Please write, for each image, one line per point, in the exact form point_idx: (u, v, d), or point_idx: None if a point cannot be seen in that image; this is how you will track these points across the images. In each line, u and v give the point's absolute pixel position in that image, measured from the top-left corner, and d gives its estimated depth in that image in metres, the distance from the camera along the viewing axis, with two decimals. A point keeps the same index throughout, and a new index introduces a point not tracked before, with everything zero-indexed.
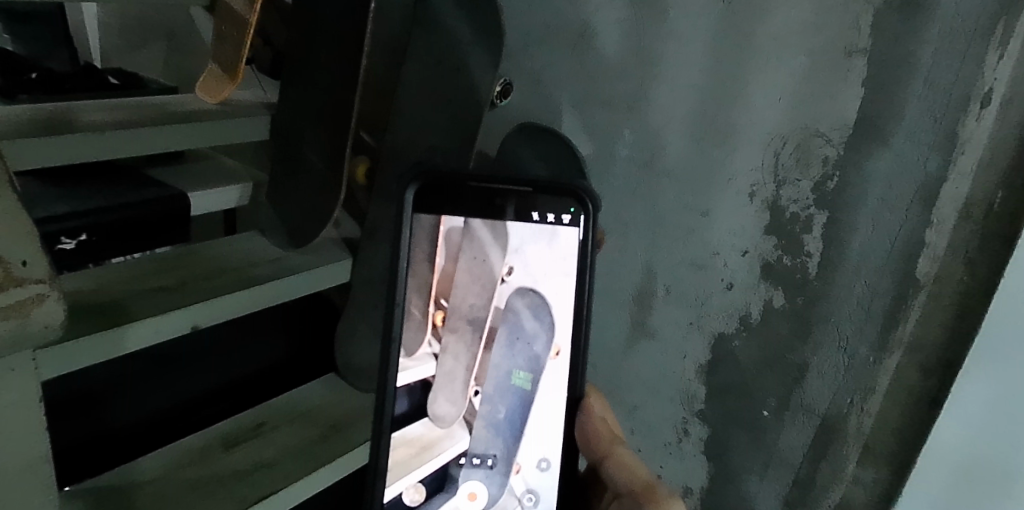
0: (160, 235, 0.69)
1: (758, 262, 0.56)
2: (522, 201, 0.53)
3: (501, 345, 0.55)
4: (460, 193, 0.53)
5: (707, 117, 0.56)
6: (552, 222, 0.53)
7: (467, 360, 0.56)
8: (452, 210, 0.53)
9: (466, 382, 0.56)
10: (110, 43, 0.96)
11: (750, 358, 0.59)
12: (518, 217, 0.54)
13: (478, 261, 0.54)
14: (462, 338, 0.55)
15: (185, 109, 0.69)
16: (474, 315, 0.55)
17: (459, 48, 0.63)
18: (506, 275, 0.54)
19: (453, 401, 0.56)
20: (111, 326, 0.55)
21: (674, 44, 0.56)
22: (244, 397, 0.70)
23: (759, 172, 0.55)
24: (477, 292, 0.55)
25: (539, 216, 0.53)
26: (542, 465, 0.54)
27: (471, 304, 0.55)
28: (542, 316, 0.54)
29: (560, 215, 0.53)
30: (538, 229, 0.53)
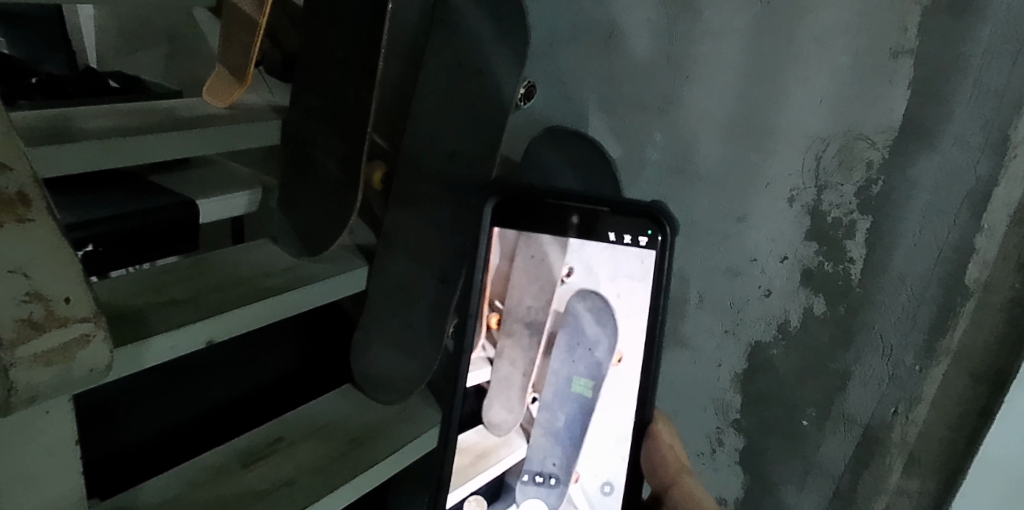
0: (168, 244, 0.66)
1: (797, 269, 0.55)
2: (595, 222, 0.57)
3: (561, 350, 0.58)
4: (538, 211, 0.57)
5: (744, 120, 0.54)
6: (627, 242, 0.56)
7: (526, 367, 0.59)
8: (531, 226, 0.56)
9: (523, 388, 0.59)
10: (108, 45, 0.92)
11: (789, 367, 0.57)
12: (594, 235, 0.57)
13: (536, 260, 0.57)
14: (518, 343, 0.59)
15: (192, 113, 0.66)
16: (531, 318, 0.58)
17: (481, 49, 0.60)
18: (566, 276, 0.57)
19: (510, 409, 0.59)
20: (128, 343, 0.52)
21: (708, 45, 0.55)
22: (267, 405, 0.67)
23: (799, 176, 0.53)
24: (534, 295, 0.58)
25: (614, 236, 0.56)
26: (606, 487, 0.58)
27: (528, 306, 0.58)
28: (604, 321, 0.57)
29: (636, 236, 0.56)
30: (610, 246, 0.56)
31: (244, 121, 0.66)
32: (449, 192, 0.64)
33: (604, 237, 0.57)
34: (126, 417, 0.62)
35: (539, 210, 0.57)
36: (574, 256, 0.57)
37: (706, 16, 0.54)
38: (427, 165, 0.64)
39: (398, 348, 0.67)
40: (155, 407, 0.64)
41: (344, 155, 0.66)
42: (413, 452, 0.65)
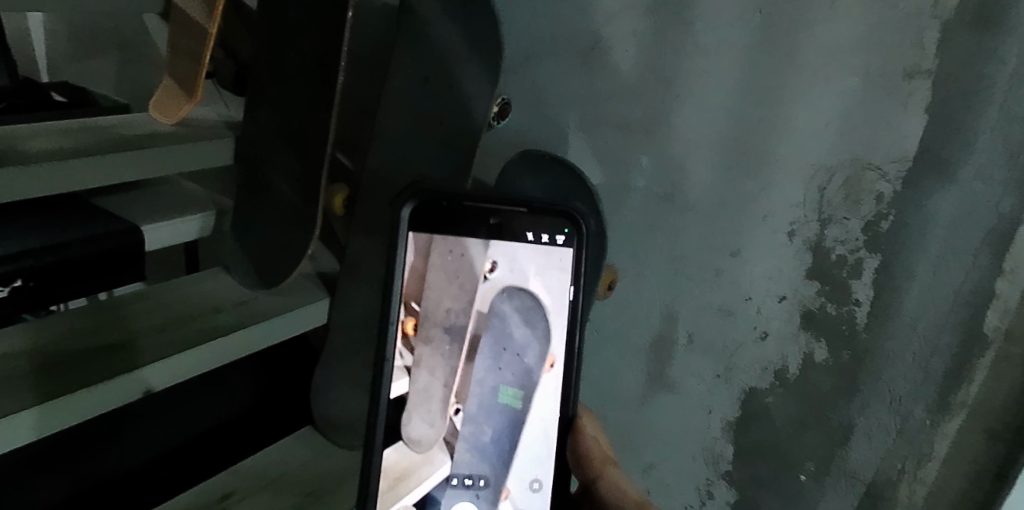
0: (111, 275, 0.60)
1: (797, 311, 0.50)
2: (509, 220, 0.46)
3: (485, 356, 0.46)
4: (451, 212, 0.46)
5: (739, 145, 0.49)
6: (544, 243, 0.46)
7: (447, 376, 0.47)
8: (440, 231, 0.46)
9: (444, 400, 0.47)
10: (58, 52, 0.86)
11: (786, 417, 0.52)
12: (508, 235, 0.46)
13: (455, 257, 0.46)
14: (437, 349, 0.47)
15: (136, 132, 0.60)
16: (451, 322, 0.47)
17: (450, 62, 0.55)
18: (489, 272, 0.46)
19: (431, 423, 0.48)
20: (58, 398, 0.47)
21: (700, 59, 0.49)
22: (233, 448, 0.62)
23: (801, 208, 0.48)
24: (454, 294, 0.47)
25: (532, 237, 0.46)
26: (534, 485, 0.47)
27: (447, 309, 0.47)
28: (536, 323, 0.46)
29: (554, 235, 0.46)
30: (527, 248, 0.46)
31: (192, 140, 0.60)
32: None
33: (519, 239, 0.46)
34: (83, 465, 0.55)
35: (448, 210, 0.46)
36: (499, 248, 0.46)
37: (698, 27, 0.48)
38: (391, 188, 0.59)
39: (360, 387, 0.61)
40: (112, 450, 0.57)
41: (301, 178, 0.60)
42: None
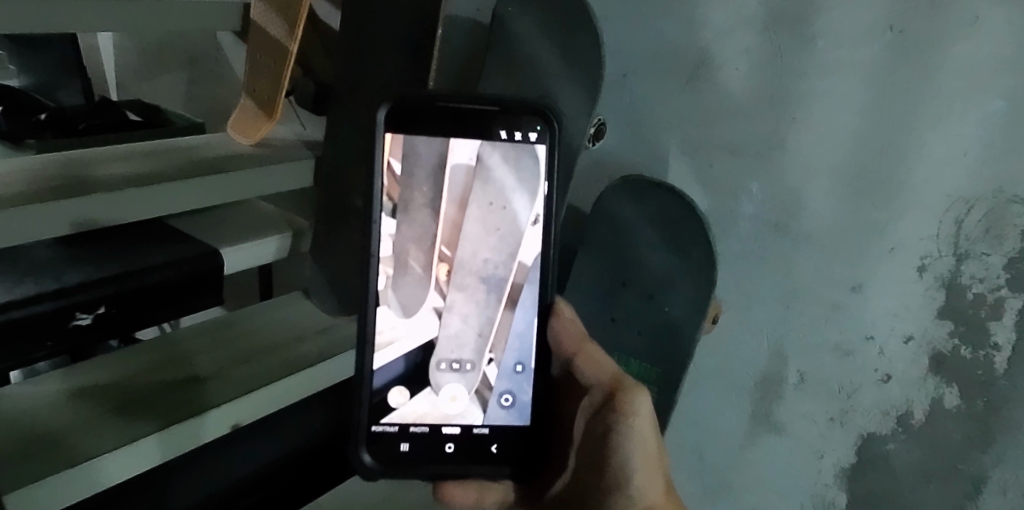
0: (191, 301, 0.57)
1: (926, 352, 0.47)
2: (481, 119, 0.41)
3: (525, 308, 0.42)
4: (425, 111, 0.41)
5: (866, 172, 0.46)
6: (516, 141, 0.41)
7: (482, 325, 0.42)
8: (420, 131, 0.41)
9: (477, 351, 0.43)
10: (127, 72, 0.86)
11: (910, 466, 0.48)
12: (482, 133, 0.41)
13: (497, 210, 0.41)
14: (473, 297, 0.42)
15: (216, 154, 0.58)
16: (489, 273, 0.42)
17: (543, 79, 0.52)
18: (533, 224, 0.41)
19: (462, 373, 0.42)
20: (140, 437, 0.45)
21: (820, 77, 0.46)
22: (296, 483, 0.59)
23: (933, 241, 0.45)
24: (493, 246, 0.42)
25: (507, 135, 0.41)
26: (517, 369, 0.42)
27: (484, 259, 0.42)
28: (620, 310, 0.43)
29: (526, 133, 0.41)
30: (506, 154, 0.41)
31: (270, 163, 0.58)
32: None
33: (494, 139, 0.41)
34: (166, 485, 0.53)
35: (422, 112, 0.41)
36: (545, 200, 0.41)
37: (819, 46, 0.46)
38: None
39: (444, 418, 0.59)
40: (184, 480, 0.54)
41: None
42: None
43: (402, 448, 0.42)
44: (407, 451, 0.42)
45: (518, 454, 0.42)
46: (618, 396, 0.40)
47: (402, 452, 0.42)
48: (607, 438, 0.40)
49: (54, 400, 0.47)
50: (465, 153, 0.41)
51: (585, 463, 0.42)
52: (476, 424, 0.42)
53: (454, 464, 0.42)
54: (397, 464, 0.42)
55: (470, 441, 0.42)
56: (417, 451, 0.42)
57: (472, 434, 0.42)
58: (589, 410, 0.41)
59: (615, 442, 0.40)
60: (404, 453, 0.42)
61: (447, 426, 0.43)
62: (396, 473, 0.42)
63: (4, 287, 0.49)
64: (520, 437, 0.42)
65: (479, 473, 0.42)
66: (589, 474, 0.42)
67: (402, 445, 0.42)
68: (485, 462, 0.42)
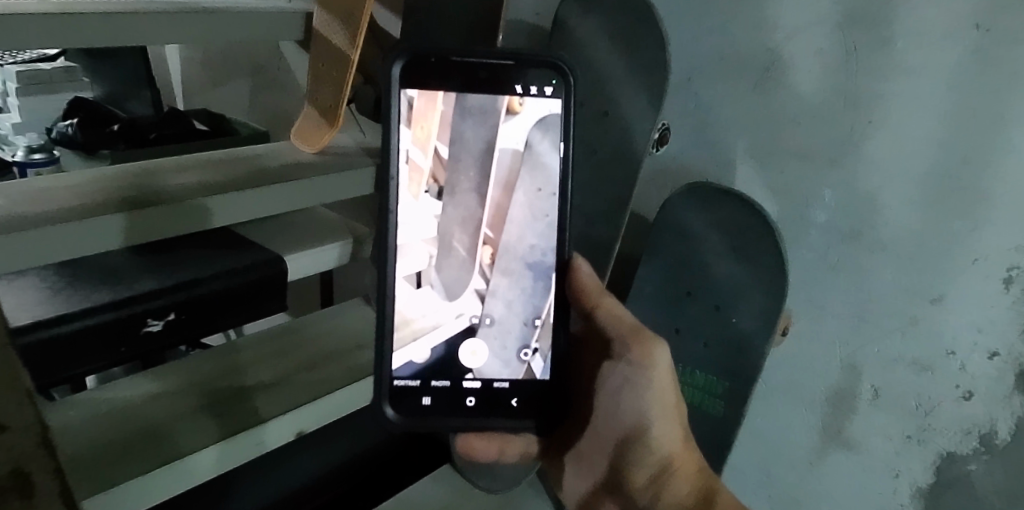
0: (255, 307, 0.58)
1: (1012, 370, 0.44)
2: (496, 74, 0.41)
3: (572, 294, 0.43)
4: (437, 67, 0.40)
5: (947, 178, 0.44)
6: (535, 96, 0.41)
7: (528, 314, 0.43)
8: (439, 86, 0.40)
9: (522, 339, 0.43)
10: (194, 80, 0.88)
11: (993, 488, 0.46)
12: (499, 88, 0.41)
13: (545, 195, 0.42)
14: (518, 284, 0.43)
15: (278, 162, 0.59)
16: (536, 259, 0.43)
17: (607, 84, 0.51)
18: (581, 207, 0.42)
19: (504, 361, 0.43)
20: (214, 442, 0.46)
21: (898, 79, 0.45)
22: (366, 482, 0.62)
23: (1021, 252, 0.43)
24: (540, 231, 0.42)
25: (524, 89, 0.41)
26: (536, 323, 0.43)
27: (531, 245, 0.42)
28: None
29: (543, 88, 0.41)
30: (546, 131, 0.41)
31: (330, 171, 0.58)
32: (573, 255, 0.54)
33: (509, 93, 0.41)
34: (228, 483, 0.54)
35: (436, 68, 0.40)
36: None
37: (898, 46, 0.44)
38: None
39: None
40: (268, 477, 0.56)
41: None
42: None
43: (424, 402, 0.43)
44: (429, 404, 0.43)
45: (537, 408, 0.43)
46: (638, 347, 0.43)
47: (425, 405, 0.42)
48: (630, 387, 0.44)
49: (128, 404, 0.49)
50: (511, 138, 0.41)
51: (606, 409, 0.46)
52: (496, 379, 0.43)
53: (476, 417, 0.43)
54: (417, 417, 0.42)
55: (491, 395, 0.43)
56: (438, 404, 0.43)
57: (494, 388, 0.43)
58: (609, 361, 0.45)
59: (638, 389, 0.44)
60: (426, 406, 0.43)
61: (469, 380, 0.43)
62: (418, 424, 0.42)
63: (82, 292, 0.51)
64: (542, 394, 0.43)
65: (500, 425, 0.43)
66: (608, 419, 0.46)
67: (424, 399, 0.43)
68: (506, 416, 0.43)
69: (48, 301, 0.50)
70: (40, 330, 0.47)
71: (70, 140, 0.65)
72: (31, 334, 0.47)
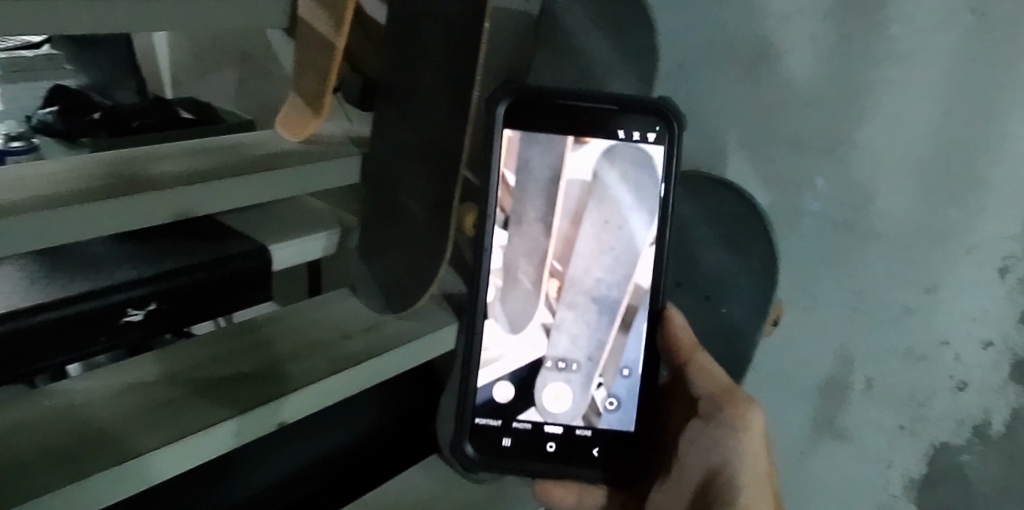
0: (239, 297, 0.57)
1: (1007, 358, 0.44)
2: (600, 118, 0.46)
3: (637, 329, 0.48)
4: (541, 109, 0.46)
5: (943, 166, 0.44)
6: (636, 141, 0.46)
7: (592, 348, 0.49)
8: (542, 128, 0.46)
9: (588, 373, 0.49)
10: (180, 68, 0.87)
11: (987, 477, 0.46)
12: (603, 132, 0.47)
13: (613, 228, 0.47)
14: (582, 317, 0.49)
15: (265, 151, 0.57)
16: (600, 291, 0.48)
17: (594, 70, 0.50)
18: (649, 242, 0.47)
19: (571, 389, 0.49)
20: (194, 433, 0.45)
21: (893, 66, 0.44)
22: (354, 471, 0.61)
23: (1017, 240, 0.43)
24: (606, 265, 0.48)
25: (624, 134, 0.46)
26: (624, 372, 0.49)
27: (596, 278, 0.48)
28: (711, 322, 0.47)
29: (644, 133, 0.46)
30: (633, 171, 0.47)
31: (320, 159, 0.56)
32: None
33: (612, 136, 0.46)
34: (224, 485, 0.54)
35: (543, 108, 0.46)
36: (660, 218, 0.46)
37: (894, 33, 0.43)
38: None
39: None
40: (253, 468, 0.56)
41: (430, 194, 0.55)
42: None
43: (505, 441, 0.49)
44: (509, 444, 0.49)
45: (615, 459, 0.49)
46: (730, 407, 0.44)
47: (504, 445, 0.49)
48: (717, 448, 0.44)
49: (107, 396, 0.48)
50: (582, 172, 0.47)
51: (691, 472, 0.46)
52: (578, 426, 0.49)
53: (555, 462, 0.49)
54: (497, 457, 0.49)
55: (569, 442, 0.49)
56: (517, 445, 0.49)
57: (573, 435, 0.49)
58: (697, 419, 0.45)
59: (728, 450, 0.44)
60: (506, 446, 0.49)
61: (551, 425, 0.49)
62: (497, 462, 0.49)
63: (59, 282, 0.50)
64: (620, 439, 0.49)
65: (576, 472, 0.49)
66: (693, 483, 0.46)
67: (505, 438, 0.49)
68: (584, 463, 0.49)
69: (25, 291, 0.48)
70: (18, 318, 0.46)
71: (50, 129, 0.64)
72: (7, 324, 0.46)
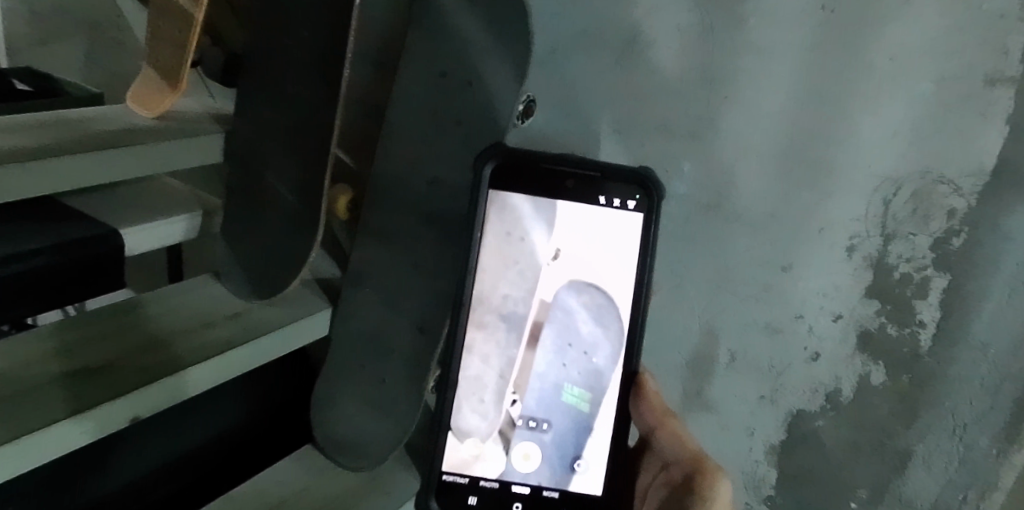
0: (86, 285, 0.52)
1: (854, 330, 0.48)
2: (587, 184, 0.49)
3: (547, 348, 0.51)
4: (528, 174, 0.49)
5: (797, 153, 0.47)
6: (615, 207, 0.49)
7: (503, 367, 0.51)
8: (523, 191, 0.49)
9: (498, 391, 0.51)
10: (15, 35, 0.78)
11: (838, 440, 0.51)
12: (585, 199, 0.49)
13: (515, 240, 0.50)
14: (492, 336, 0.51)
15: (116, 126, 0.52)
16: (508, 309, 0.50)
17: (467, 52, 0.49)
18: (551, 259, 0.50)
19: (483, 415, 0.52)
20: (27, 432, 0.41)
21: (752, 57, 0.46)
22: (225, 465, 0.58)
23: (862, 222, 0.46)
24: (511, 282, 0.50)
25: (605, 200, 0.49)
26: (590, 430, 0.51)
27: (503, 295, 0.50)
28: (607, 322, 0.50)
29: (625, 200, 0.49)
30: (597, 211, 0.49)
31: (179, 136, 0.51)
32: (436, 229, 0.53)
33: (594, 203, 0.49)
34: (80, 485, 0.51)
35: (525, 173, 0.49)
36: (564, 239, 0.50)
37: (751, 25, 0.45)
38: (409, 197, 0.53)
39: (373, 406, 0.57)
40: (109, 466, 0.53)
41: (300, 176, 0.53)
42: None
43: (470, 499, 0.52)
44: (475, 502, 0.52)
45: None
46: (699, 475, 0.46)
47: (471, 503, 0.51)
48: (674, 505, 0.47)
49: None
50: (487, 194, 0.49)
51: None
52: (545, 487, 0.51)
53: None
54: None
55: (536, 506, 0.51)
56: (484, 502, 0.52)
57: (541, 498, 0.51)
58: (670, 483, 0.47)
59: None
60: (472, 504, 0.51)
61: (517, 485, 0.52)
62: None
63: None
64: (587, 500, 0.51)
65: None
66: None
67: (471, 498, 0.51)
68: None
69: None
70: None
71: None
72: None
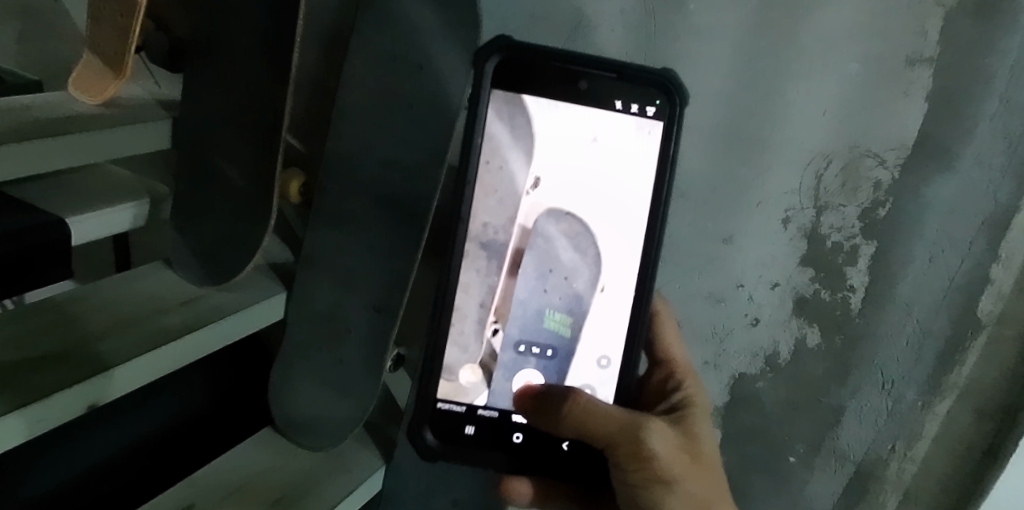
0: (30, 276, 0.51)
1: (790, 297, 0.51)
2: (602, 86, 0.49)
3: (528, 275, 0.50)
4: (536, 70, 0.48)
5: (736, 129, 0.49)
6: (635, 113, 0.49)
7: (483, 295, 0.50)
8: (533, 91, 0.48)
9: (480, 320, 0.50)
10: None
11: (777, 401, 0.54)
12: (601, 103, 0.49)
13: (494, 168, 0.48)
14: (473, 265, 0.49)
15: (57, 112, 0.51)
16: (489, 237, 0.49)
17: (420, 36, 0.50)
18: (530, 187, 0.49)
19: (464, 347, 0.50)
20: None
21: (692, 40, 0.48)
22: (176, 453, 0.58)
23: (797, 194, 0.49)
24: (492, 211, 0.49)
25: (622, 105, 0.49)
26: (603, 361, 0.51)
27: (484, 224, 0.49)
28: (584, 247, 0.50)
29: (644, 106, 0.49)
30: (615, 116, 0.49)
31: (124, 122, 0.51)
32: (390, 211, 0.53)
33: (611, 109, 0.49)
34: (12, 483, 0.50)
35: (530, 76, 0.48)
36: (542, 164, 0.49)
37: (693, 9, 0.47)
38: (362, 179, 0.54)
39: (331, 387, 0.57)
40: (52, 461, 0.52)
41: (253, 161, 0.53)
42: (364, 494, 0.59)
43: (468, 429, 0.51)
44: (473, 432, 0.51)
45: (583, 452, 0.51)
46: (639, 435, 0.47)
47: (468, 433, 0.51)
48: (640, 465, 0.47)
49: None
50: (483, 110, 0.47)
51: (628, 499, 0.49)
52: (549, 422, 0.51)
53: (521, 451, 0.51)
54: (458, 444, 0.51)
55: (537, 435, 0.51)
56: (480, 432, 0.51)
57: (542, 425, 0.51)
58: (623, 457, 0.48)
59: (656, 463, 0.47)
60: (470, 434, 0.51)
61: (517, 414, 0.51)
62: (454, 449, 0.51)
63: None
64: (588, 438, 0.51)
65: (550, 458, 0.51)
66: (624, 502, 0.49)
67: (468, 426, 0.51)
68: (551, 455, 0.51)
69: None
70: None
71: None
72: None
